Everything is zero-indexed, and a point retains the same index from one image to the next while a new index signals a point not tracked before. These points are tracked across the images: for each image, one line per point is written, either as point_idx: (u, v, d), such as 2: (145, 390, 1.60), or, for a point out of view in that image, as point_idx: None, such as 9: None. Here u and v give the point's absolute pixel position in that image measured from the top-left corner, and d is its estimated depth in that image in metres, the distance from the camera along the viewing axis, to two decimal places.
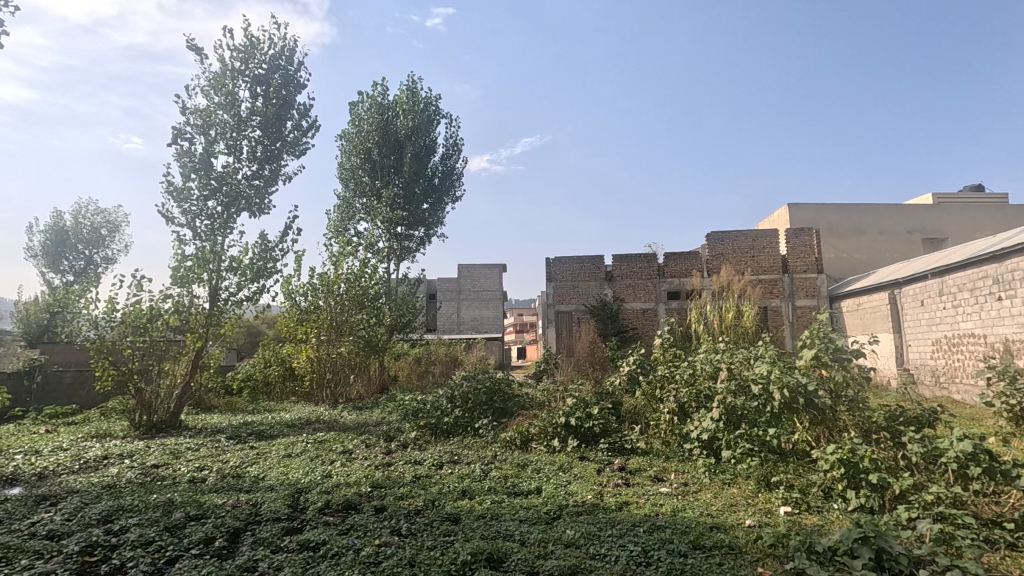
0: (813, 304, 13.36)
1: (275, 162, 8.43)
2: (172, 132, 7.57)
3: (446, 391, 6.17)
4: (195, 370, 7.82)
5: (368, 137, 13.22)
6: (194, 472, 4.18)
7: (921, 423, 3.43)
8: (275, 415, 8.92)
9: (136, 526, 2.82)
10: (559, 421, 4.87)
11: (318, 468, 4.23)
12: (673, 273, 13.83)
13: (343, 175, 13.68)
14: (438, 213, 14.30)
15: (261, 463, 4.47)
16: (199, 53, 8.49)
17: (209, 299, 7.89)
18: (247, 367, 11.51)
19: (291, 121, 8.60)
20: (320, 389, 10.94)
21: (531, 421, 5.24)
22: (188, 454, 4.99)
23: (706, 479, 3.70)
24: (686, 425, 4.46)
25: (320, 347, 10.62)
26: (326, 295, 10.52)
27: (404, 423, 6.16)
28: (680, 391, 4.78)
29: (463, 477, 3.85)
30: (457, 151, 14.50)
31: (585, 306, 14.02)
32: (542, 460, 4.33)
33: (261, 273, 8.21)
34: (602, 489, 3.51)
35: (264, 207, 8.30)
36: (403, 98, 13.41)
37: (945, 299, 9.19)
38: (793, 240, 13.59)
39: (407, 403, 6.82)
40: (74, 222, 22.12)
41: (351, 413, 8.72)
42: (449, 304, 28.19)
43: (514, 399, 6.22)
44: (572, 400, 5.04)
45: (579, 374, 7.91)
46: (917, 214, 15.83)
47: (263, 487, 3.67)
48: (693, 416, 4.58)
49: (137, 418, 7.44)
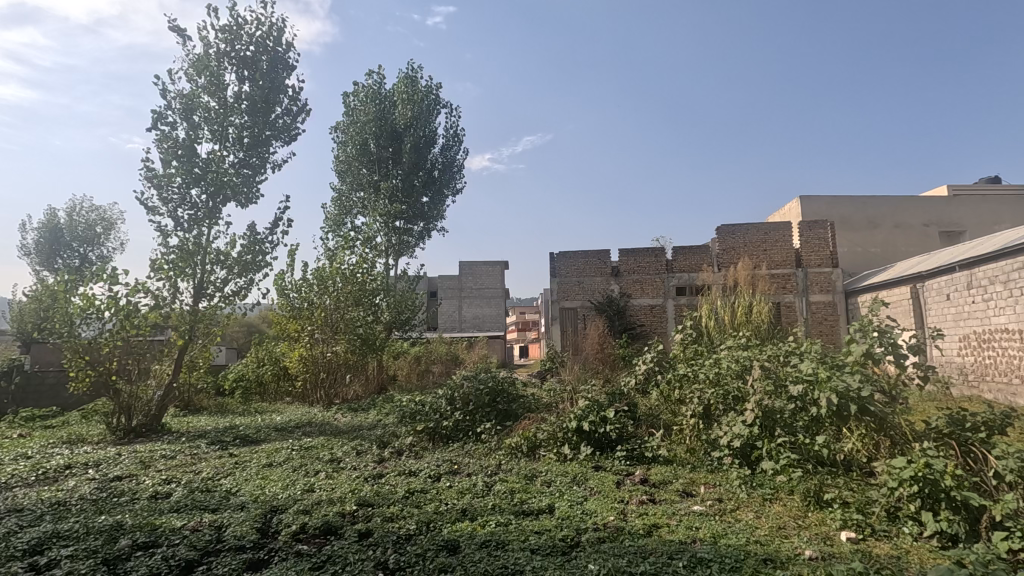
0: (828, 299, 12.86)
1: (264, 150, 7.95)
2: (153, 116, 7.11)
3: (445, 391, 5.68)
4: (179, 370, 7.36)
5: (364, 127, 12.72)
6: (159, 486, 3.69)
7: (997, 430, 2.94)
8: (266, 417, 8.43)
9: (67, 560, 2.34)
10: (571, 426, 4.38)
11: (299, 481, 3.74)
12: (682, 268, 13.33)
13: (339, 167, 13.19)
14: (439, 207, 13.80)
15: (236, 475, 3.98)
16: (182, 35, 8.03)
17: (195, 295, 7.37)
18: (240, 366, 11.12)
19: (280, 106, 8.13)
20: (314, 390, 10.46)
21: (538, 426, 4.76)
22: (160, 463, 4.50)
23: (743, 494, 3.22)
24: (714, 430, 3.99)
25: (314, 346, 10.15)
26: (321, 291, 10.04)
27: (401, 427, 5.68)
28: (707, 392, 4.30)
29: (463, 492, 3.36)
30: (457, 142, 14.00)
31: (590, 302, 13.53)
32: (552, 471, 3.84)
33: (250, 266, 7.71)
34: (625, 508, 3.03)
35: (253, 196, 7.82)
36: (401, 87, 12.90)
37: (975, 293, 8.67)
38: (807, 233, 13.06)
39: (403, 406, 6.32)
40: (67, 219, 21.66)
41: (345, 415, 8.23)
42: (450, 302, 27.72)
43: (519, 401, 5.74)
44: (584, 402, 4.55)
45: (587, 374, 7.40)
46: (934, 206, 15.32)
47: (232, 505, 3.17)
48: (721, 420, 4.10)
49: (116, 421, 6.97)
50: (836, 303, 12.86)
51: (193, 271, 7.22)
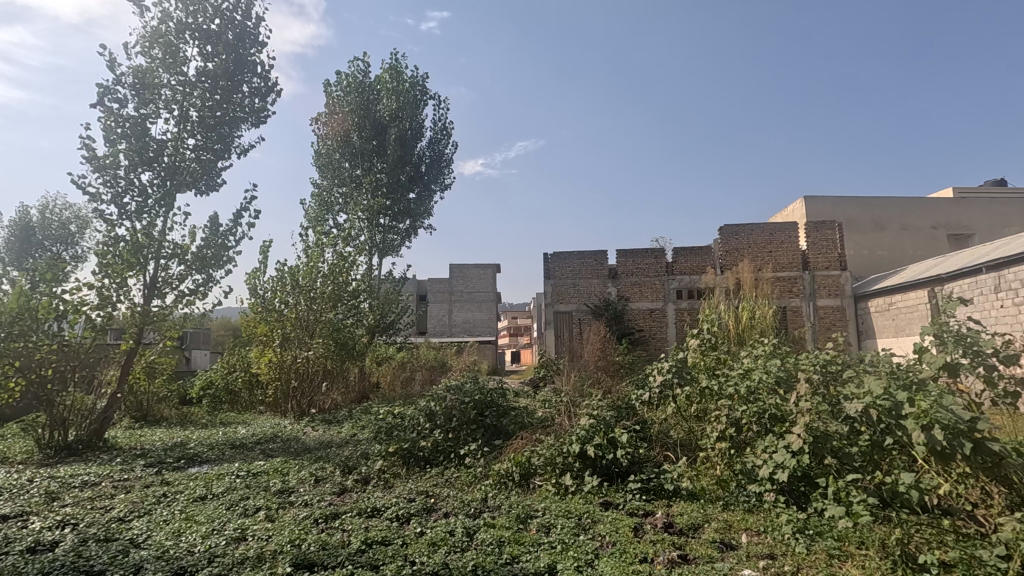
0: (837, 304, 12.18)
1: (227, 133, 7.13)
2: (99, 90, 6.30)
3: (425, 405, 4.89)
4: (125, 378, 6.50)
5: (347, 118, 11.92)
6: (45, 532, 2.86)
7: None
8: (228, 430, 7.59)
9: None
10: (571, 451, 3.63)
11: (229, 525, 2.93)
12: (683, 270, 12.62)
13: (320, 160, 12.38)
14: (427, 204, 13.03)
15: (154, 514, 3.16)
16: (139, 6, 7.19)
17: (146, 294, 6.50)
18: (209, 373, 10.27)
19: (247, 85, 7.33)
20: (284, 400, 9.53)
21: (533, 448, 4.00)
22: (68, 496, 3.66)
23: (801, 546, 2.48)
24: (750, 458, 3.27)
25: (285, 351, 9.22)
26: (294, 292, 9.17)
27: (373, 445, 4.89)
28: (737, 410, 3.57)
29: (436, 545, 2.58)
30: (446, 136, 13.26)
31: (586, 305, 12.79)
32: (551, 510, 3.08)
33: (211, 262, 6.83)
34: (651, 571, 2.26)
35: (214, 184, 7.00)
36: (386, 77, 12.14)
37: (1003, 297, 8.03)
38: (814, 234, 12.41)
39: (379, 420, 5.53)
40: (39, 217, 20.65)
41: (317, 428, 7.41)
42: (439, 305, 26.90)
43: (510, 415, 4.98)
44: (587, 421, 3.79)
45: (586, 384, 6.66)
46: (942, 207, 14.75)
47: (123, 568, 2.37)
48: (757, 444, 3.39)
49: (50, 437, 6.09)
50: (845, 308, 12.17)
51: (144, 267, 6.34)
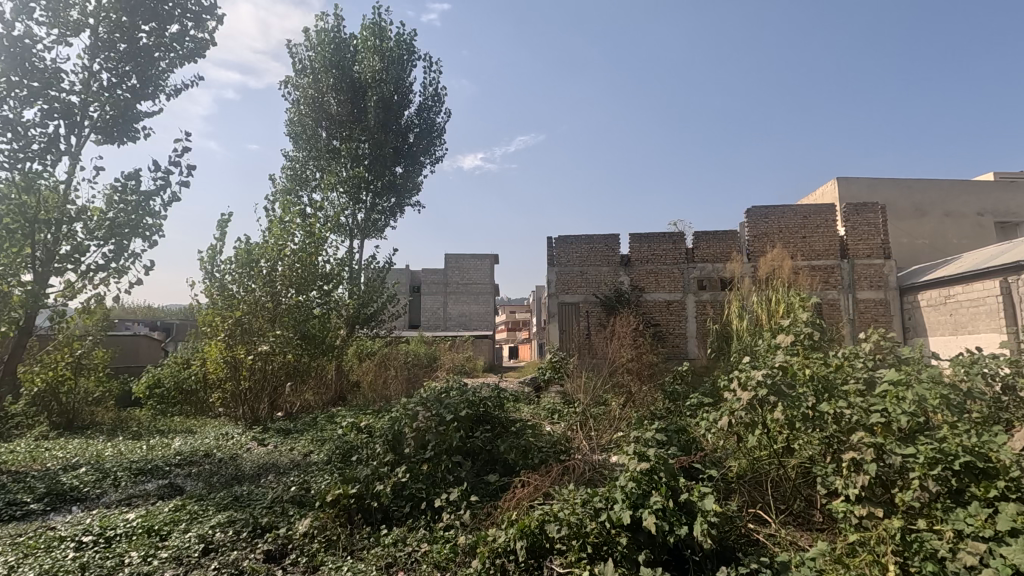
0: (879, 297, 10.69)
1: (152, 68, 5.62)
2: None
3: (390, 425, 3.44)
4: (9, 377, 5.05)
5: (320, 81, 10.39)
6: None
7: None
8: (159, 442, 6.12)
9: None
10: (617, 519, 2.16)
11: None
12: (704, 256, 11.12)
13: (292, 129, 10.82)
14: (415, 179, 11.56)
15: None
16: None
17: (37, 271, 4.99)
18: (159, 369, 8.82)
19: (180, 9, 5.69)
20: (237, 404, 7.99)
21: (547, 504, 2.55)
22: None
23: None
24: (943, 552, 1.81)
25: (237, 345, 7.61)
26: (251, 275, 7.68)
27: (317, 482, 3.44)
28: (896, 455, 2.12)
29: None
30: (438, 103, 11.76)
31: (595, 296, 11.34)
32: None
33: (126, 232, 5.32)
34: None
35: (130, 134, 5.47)
36: (366, 33, 10.59)
37: None
38: (854, 218, 10.92)
39: (334, 443, 4.08)
40: None
41: (267, 442, 5.97)
42: (433, 298, 25.46)
43: (511, 440, 3.56)
44: (640, 467, 2.32)
45: (604, 392, 5.23)
46: (990, 193, 13.25)
47: None
48: (943, 518, 1.95)
49: None
50: (889, 302, 10.68)
51: (33, 236, 4.81)
